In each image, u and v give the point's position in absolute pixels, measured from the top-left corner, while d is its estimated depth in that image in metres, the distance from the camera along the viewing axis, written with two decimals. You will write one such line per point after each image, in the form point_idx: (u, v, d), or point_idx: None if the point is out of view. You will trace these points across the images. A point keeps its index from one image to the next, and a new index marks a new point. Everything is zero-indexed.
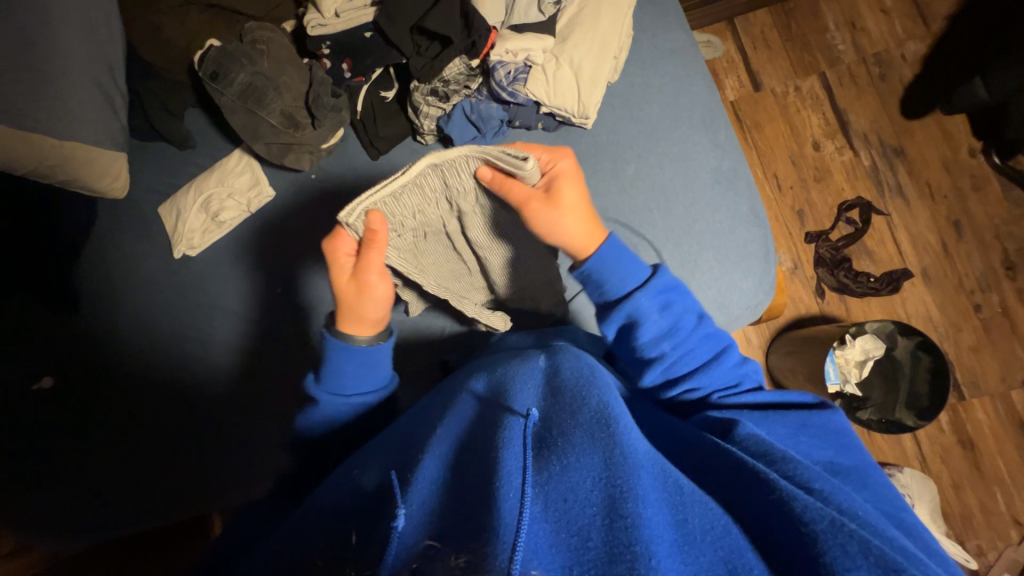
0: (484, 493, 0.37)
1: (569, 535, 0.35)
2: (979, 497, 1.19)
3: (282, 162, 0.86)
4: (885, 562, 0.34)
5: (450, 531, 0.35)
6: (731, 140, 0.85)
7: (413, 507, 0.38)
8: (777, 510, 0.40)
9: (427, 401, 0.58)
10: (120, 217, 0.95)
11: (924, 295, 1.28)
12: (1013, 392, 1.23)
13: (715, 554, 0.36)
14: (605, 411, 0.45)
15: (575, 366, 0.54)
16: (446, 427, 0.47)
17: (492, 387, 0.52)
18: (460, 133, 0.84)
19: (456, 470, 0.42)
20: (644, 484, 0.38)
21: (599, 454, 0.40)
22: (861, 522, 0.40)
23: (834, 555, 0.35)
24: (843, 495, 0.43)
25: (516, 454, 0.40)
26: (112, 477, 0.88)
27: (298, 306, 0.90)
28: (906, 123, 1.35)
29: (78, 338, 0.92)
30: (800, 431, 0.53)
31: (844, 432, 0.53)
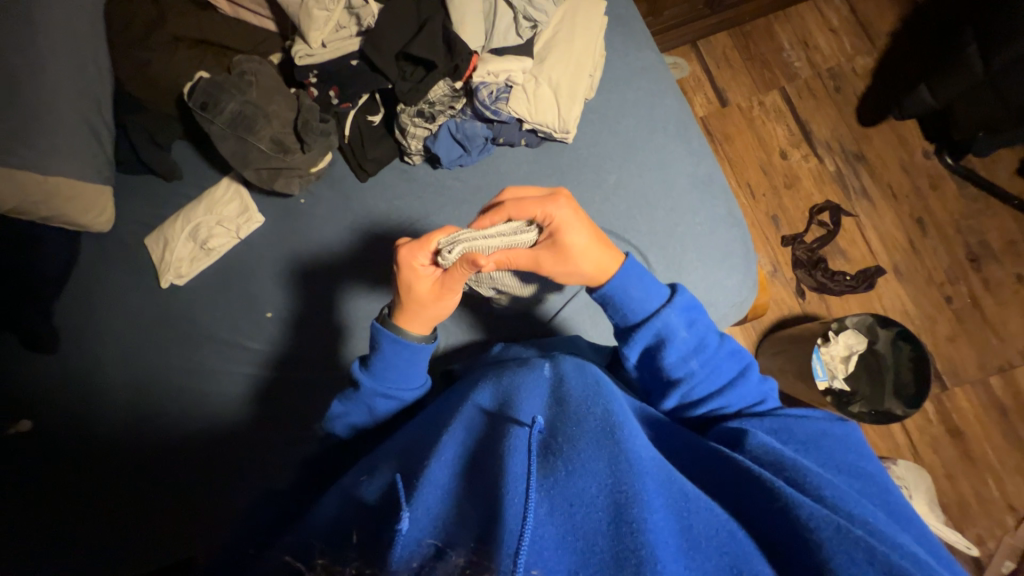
0: (489, 501, 0.37)
1: (574, 540, 0.35)
2: (972, 485, 1.21)
3: (270, 187, 0.87)
4: (889, 567, 0.34)
5: (459, 531, 0.35)
6: (704, 147, 0.89)
7: (418, 512, 0.37)
8: (784, 514, 0.40)
9: (428, 414, 0.57)
10: (106, 250, 0.94)
11: (898, 290, 1.34)
12: (991, 379, 1.27)
13: (721, 559, 0.36)
14: (610, 419, 0.45)
15: (581, 379, 0.54)
16: (452, 435, 0.46)
17: (498, 399, 0.52)
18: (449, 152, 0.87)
19: (462, 475, 0.42)
20: (649, 489, 0.38)
21: (605, 459, 0.40)
22: (871, 530, 0.40)
23: (839, 562, 0.35)
24: (855, 502, 0.43)
25: (522, 460, 0.40)
26: (95, 520, 0.83)
27: (289, 329, 0.89)
28: (864, 130, 1.44)
29: (59, 376, 0.89)
30: (814, 448, 0.52)
31: (852, 444, 0.53)
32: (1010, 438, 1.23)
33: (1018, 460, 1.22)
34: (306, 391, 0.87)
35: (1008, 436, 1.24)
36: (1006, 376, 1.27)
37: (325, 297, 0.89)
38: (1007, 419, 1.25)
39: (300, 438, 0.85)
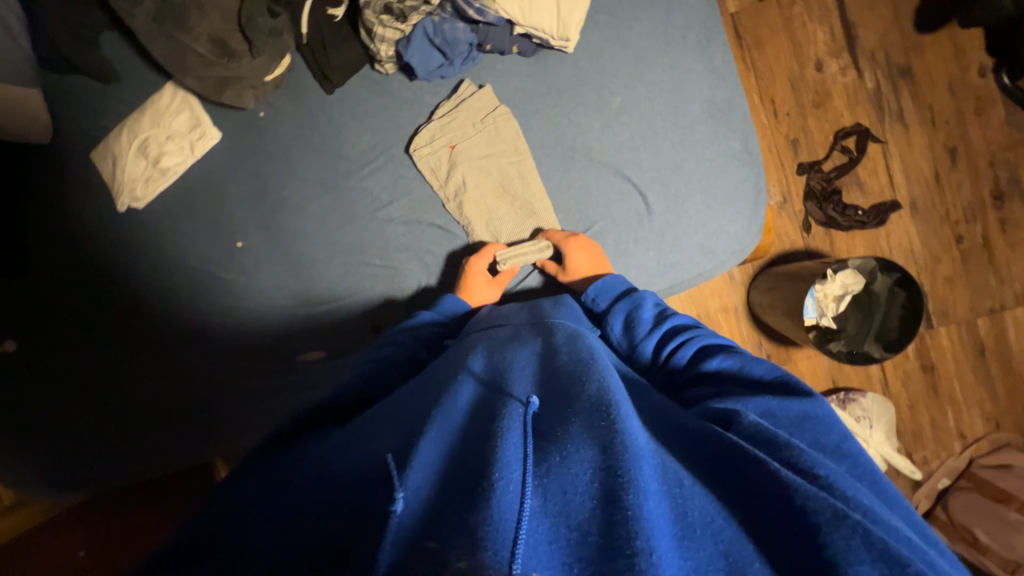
0: (480, 482, 0.36)
1: (569, 531, 0.33)
2: (932, 415, 1.28)
3: (219, 100, 0.75)
4: (890, 557, 0.32)
5: (447, 520, 0.33)
6: (727, 64, 0.77)
7: (410, 492, 0.36)
8: (780, 496, 0.36)
9: (417, 379, 0.57)
10: (46, 165, 0.85)
11: (909, 227, 1.27)
12: (978, 319, 1.28)
13: (715, 548, 0.34)
14: (605, 395, 0.43)
15: (573, 351, 0.53)
16: (443, 412, 0.45)
17: (491, 369, 0.53)
18: (472, 113, 0.77)
19: (453, 452, 0.41)
20: (646, 475, 0.36)
21: (599, 442, 0.38)
22: (864, 512, 0.37)
23: (838, 551, 0.33)
24: (838, 476, 0.40)
25: (517, 443, 0.39)
26: (88, 438, 0.86)
27: (260, 258, 0.84)
28: (916, 38, 1.25)
29: (26, 299, 0.86)
30: (800, 426, 0.47)
31: (839, 425, 0.47)
32: (979, 375, 1.28)
33: (980, 395, 1.28)
34: (283, 323, 0.84)
35: (978, 374, 1.28)
36: (994, 317, 1.27)
37: (295, 226, 0.83)
38: (982, 358, 1.28)
39: (282, 369, 0.84)
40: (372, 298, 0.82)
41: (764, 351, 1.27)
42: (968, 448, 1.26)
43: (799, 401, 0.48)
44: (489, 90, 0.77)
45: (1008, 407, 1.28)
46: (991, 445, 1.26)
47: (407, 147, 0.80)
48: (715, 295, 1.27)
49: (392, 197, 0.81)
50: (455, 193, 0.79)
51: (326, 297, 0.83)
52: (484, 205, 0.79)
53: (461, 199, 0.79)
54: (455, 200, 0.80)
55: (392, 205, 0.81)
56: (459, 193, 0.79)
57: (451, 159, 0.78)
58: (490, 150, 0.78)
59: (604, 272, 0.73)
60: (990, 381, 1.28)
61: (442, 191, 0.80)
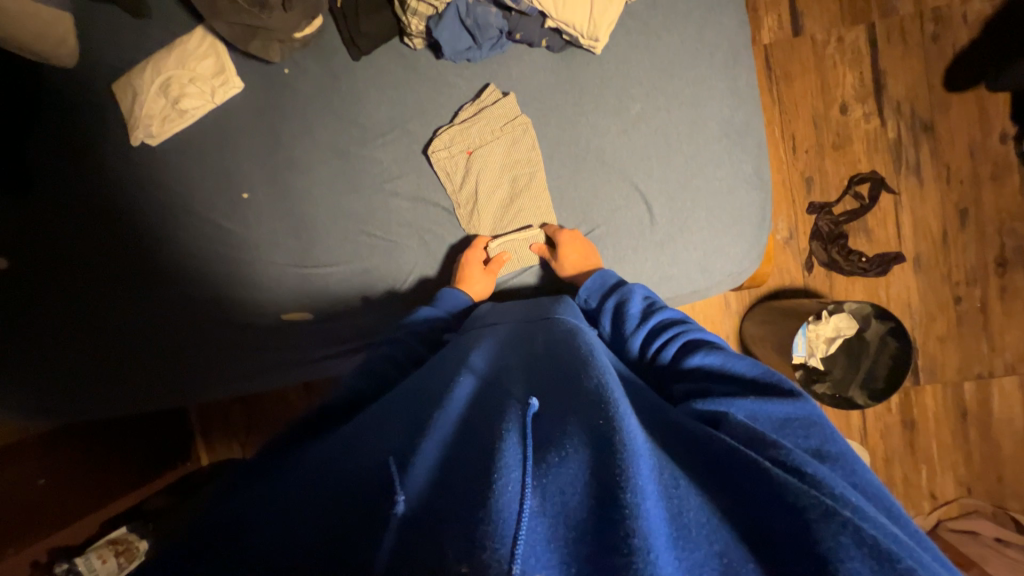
0: (481, 483, 0.36)
1: (567, 531, 0.33)
2: (905, 471, 1.28)
3: (247, 48, 0.76)
4: (881, 554, 0.31)
5: (449, 518, 0.35)
6: (750, 89, 0.77)
7: (410, 491, 0.38)
8: (775, 496, 0.35)
9: (422, 370, 0.58)
10: (68, 90, 0.85)
11: (910, 281, 1.27)
12: (965, 383, 1.28)
13: (710, 549, 0.33)
14: (605, 393, 0.42)
15: (576, 350, 0.52)
16: (444, 409, 0.46)
17: (491, 366, 0.53)
18: (494, 121, 0.78)
19: (455, 451, 0.42)
20: (644, 471, 0.35)
21: (597, 441, 0.38)
22: (854, 509, 0.36)
23: (830, 547, 0.32)
24: (827, 475, 0.38)
25: (517, 442, 0.39)
26: (71, 368, 0.86)
27: (265, 214, 0.84)
28: (944, 96, 1.25)
29: (29, 220, 0.86)
30: (782, 428, 0.46)
31: (826, 425, 0.46)
32: (958, 438, 1.28)
33: (956, 458, 1.28)
34: (278, 281, 0.84)
35: (958, 437, 1.28)
36: (981, 383, 1.27)
37: (303, 186, 0.83)
38: (964, 422, 1.28)
39: (272, 326, 0.85)
40: (367, 269, 0.83)
41: None
42: (937, 509, 1.26)
43: (782, 403, 0.48)
44: (513, 98, 0.77)
45: (982, 475, 1.27)
46: (960, 509, 1.26)
47: (426, 147, 0.80)
48: (709, 320, 1.27)
49: (402, 171, 0.82)
50: (467, 196, 0.80)
51: (322, 261, 0.84)
52: (495, 209, 0.80)
53: (474, 204, 0.80)
54: (466, 202, 0.80)
55: (400, 180, 0.82)
56: (471, 195, 0.80)
57: (468, 165, 0.79)
58: (509, 159, 0.79)
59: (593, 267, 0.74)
60: (968, 446, 1.28)
61: (454, 195, 0.81)
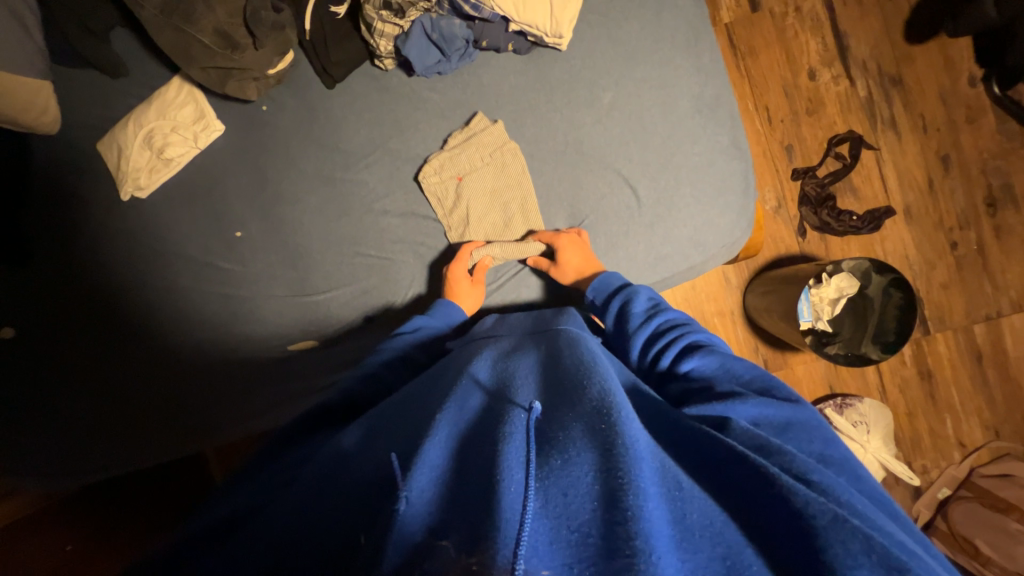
0: (485, 488, 0.36)
1: (569, 532, 0.32)
2: (930, 423, 1.27)
3: (223, 91, 0.78)
4: (888, 560, 0.32)
5: (453, 523, 0.34)
6: (715, 63, 0.79)
7: (413, 495, 0.37)
8: (779, 501, 0.36)
9: (424, 378, 0.58)
10: (55, 155, 0.87)
11: (904, 233, 1.28)
12: (975, 326, 1.27)
13: (713, 552, 0.33)
14: (606, 399, 0.43)
15: (576, 356, 0.53)
16: (450, 412, 0.46)
17: (495, 377, 0.53)
18: (483, 148, 0.79)
19: (455, 461, 0.41)
20: (645, 475, 0.35)
21: (598, 445, 0.37)
22: (859, 516, 0.37)
23: (837, 554, 0.33)
24: (832, 482, 0.40)
25: (519, 448, 0.39)
26: (83, 427, 0.86)
27: (259, 250, 0.85)
28: (907, 48, 1.28)
29: (31, 285, 0.87)
30: (784, 431, 0.48)
31: (823, 430, 0.49)
32: (977, 382, 1.27)
33: (979, 402, 1.27)
34: (280, 312, 0.85)
35: (976, 381, 1.27)
36: (991, 324, 1.27)
37: (293, 218, 0.84)
38: (980, 365, 1.27)
39: (279, 358, 0.85)
40: (366, 289, 0.84)
41: (760, 354, 1.27)
42: (968, 457, 1.25)
43: (786, 408, 0.49)
44: (502, 126, 0.79)
45: (1007, 416, 1.26)
46: (991, 454, 1.24)
47: (417, 175, 0.82)
48: (712, 298, 1.27)
49: (388, 190, 0.83)
50: (460, 219, 0.81)
51: (322, 287, 0.84)
52: (489, 224, 0.82)
53: (467, 224, 0.81)
54: (459, 224, 0.81)
55: (388, 198, 0.83)
56: (463, 215, 0.81)
57: (459, 191, 0.80)
58: (498, 183, 0.81)
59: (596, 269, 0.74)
60: (988, 389, 1.27)
61: (447, 218, 0.82)
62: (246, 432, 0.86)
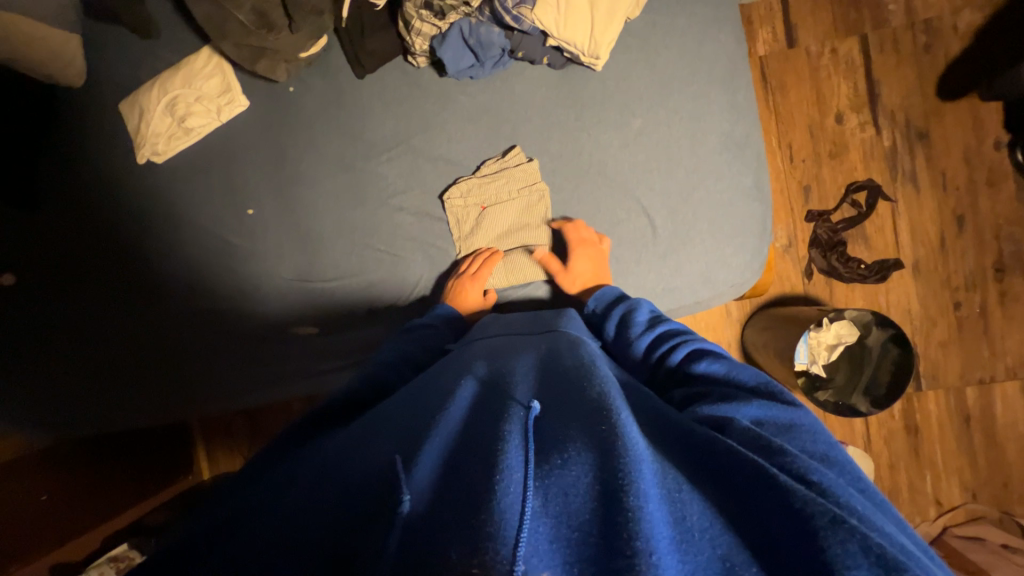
0: (483, 482, 0.36)
1: (569, 531, 0.32)
2: (910, 477, 1.27)
3: (253, 69, 0.78)
4: (889, 564, 0.30)
5: (449, 516, 0.34)
6: (747, 102, 0.78)
7: (417, 489, 0.37)
8: (777, 500, 0.35)
9: (423, 377, 0.57)
10: (76, 109, 0.86)
11: (910, 287, 1.28)
12: (967, 388, 1.28)
13: (711, 552, 0.32)
14: (607, 401, 0.42)
15: (577, 359, 0.53)
16: (446, 410, 0.46)
17: (494, 373, 0.53)
18: (513, 184, 0.79)
19: (454, 454, 0.40)
20: (646, 476, 0.35)
21: (598, 447, 0.37)
22: (859, 517, 0.35)
23: (836, 554, 0.31)
24: (831, 481, 0.38)
25: (519, 446, 0.38)
26: (75, 382, 0.86)
27: (270, 229, 0.85)
28: (937, 104, 1.27)
29: (37, 235, 0.87)
30: (788, 432, 0.46)
31: (825, 434, 0.46)
32: (962, 443, 1.28)
33: (961, 463, 1.27)
34: (283, 294, 0.85)
35: (962, 441, 1.28)
36: (983, 388, 1.28)
37: (308, 201, 0.84)
38: (967, 427, 1.28)
39: (275, 341, 0.85)
40: (372, 281, 0.83)
41: None
42: (943, 516, 1.26)
43: (791, 411, 0.48)
44: (536, 165, 0.78)
45: (988, 480, 1.27)
46: (966, 516, 1.25)
47: (442, 195, 0.82)
48: (711, 328, 1.28)
49: (406, 186, 0.83)
50: (474, 229, 0.81)
51: (329, 274, 0.84)
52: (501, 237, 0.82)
53: (480, 234, 0.81)
54: (472, 234, 0.81)
55: (405, 194, 0.83)
56: (478, 225, 0.81)
57: (479, 219, 0.81)
58: (520, 217, 0.81)
59: (603, 280, 0.75)
60: (973, 451, 1.28)
61: (462, 228, 0.81)
62: (235, 407, 0.86)
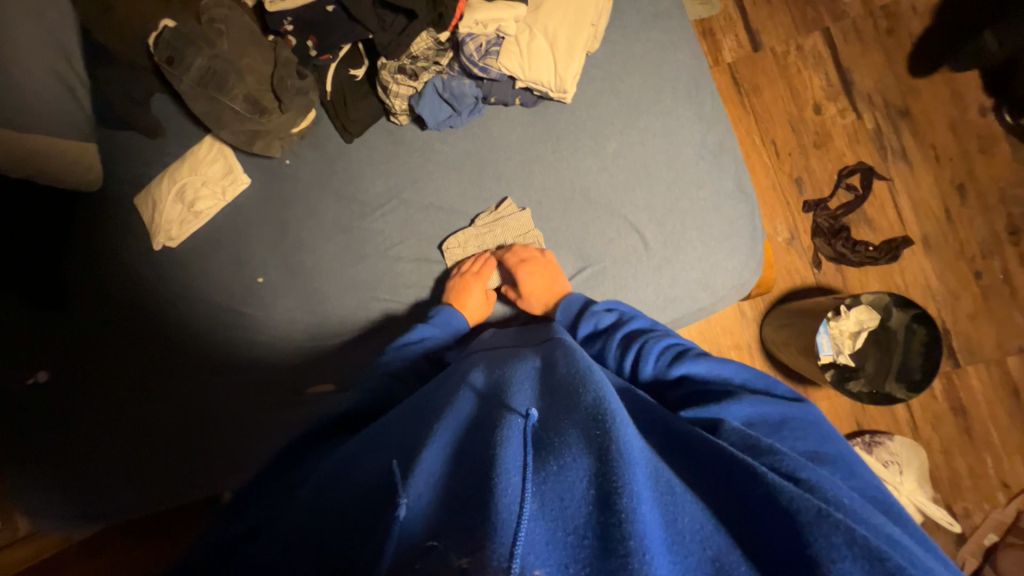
0: (482, 490, 0.36)
1: (566, 534, 0.33)
2: (969, 462, 1.20)
3: (251, 149, 0.84)
4: (871, 553, 0.32)
5: (449, 527, 0.34)
6: (717, 110, 0.81)
7: (413, 500, 0.37)
8: (767, 499, 0.36)
9: (424, 391, 0.57)
10: (97, 208, 0.93)
11: (924, 263, 1.25)
12: (1009, 358, 1.22)
13: (702, 553, 0.34)
14: (602, 405, 0.43)
15: (571, 364, 0.53)
16: (445, 421, 0.46)
17: (492, 384, 0.53)
18: (508, 234, 0.81)
19: (453, 466, 0.40)
20: (639, 479, 0.36)
21: (593, 451, 0.38)
22: (846, 511, 0.38)
23: (821, 548, 0.33)
24: (823, 481, 0.40)
25: (516, 451, 0.39)
26: (107, 465, 0.89)
27: (281, 293, 0.88)
28: (912, 81, 1.29)
29: (67, 330, 0.92)
30: (781, 430, 0.50)
31: (818, 426, 0.50)
32: (1016, 418, 1.20)
33: (1021, 440, 1.20)
34: (299, 356, 0.88)
35: (1015, 416, 1.21)
36: None
37: (313, 263, 0.88)
38: (1017, 400, 1.21)
39: (296, 403, 0.87)
40: (381, 331, 0.86)
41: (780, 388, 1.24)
42: (1015, 500, 1.17)
43: (784, 408, 0.52)
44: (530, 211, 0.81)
45: None
46: None
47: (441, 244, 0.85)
48: (727, 332, 1.26)
49: (403, 236, 0.86)
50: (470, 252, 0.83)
51: (339, 329, 0.87)
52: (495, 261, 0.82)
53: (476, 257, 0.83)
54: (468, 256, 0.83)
55: (402, 244, 0.86)
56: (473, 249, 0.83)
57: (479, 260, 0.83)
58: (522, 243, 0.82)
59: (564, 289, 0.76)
60: None
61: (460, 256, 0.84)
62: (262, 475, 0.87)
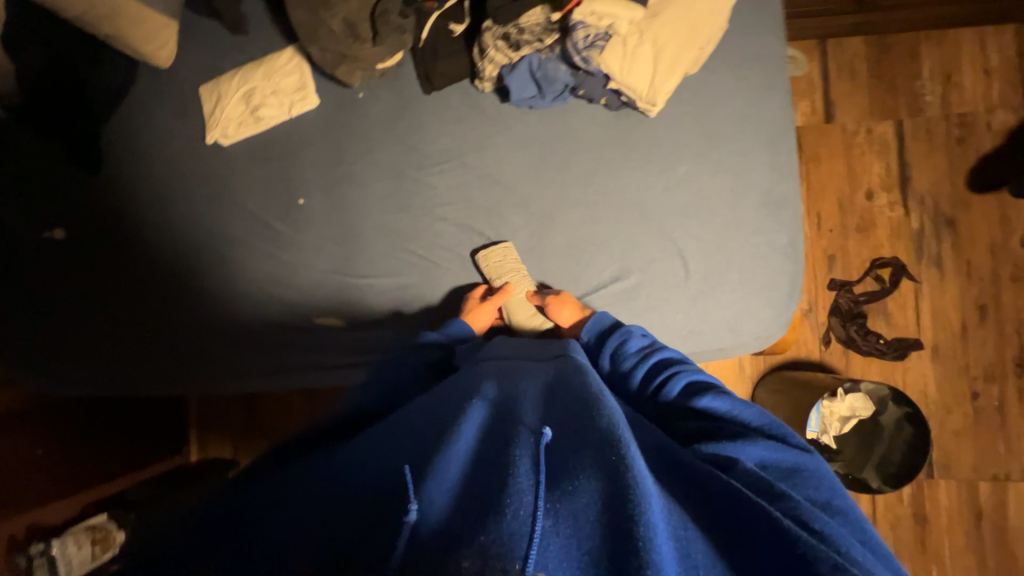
0: (495, 506, 0.37)
1: (581, 554, 0.35)
2: (915, 569, 1.22)
3: (333, 73, 0.83)
4: None
5: (463, 535, 0.36)
6: (789, 164, 0.82)
7: (426, 504, 0.39)
8: (784, 547, 0.37)
9: (441, 387, 0.57)
10: (159, 86, 0.93)
11: (927, 370, 1.27)
12: (981, 483, 1.24)
13: None
14: (615, 432, 0.43)
15: (585, 384, 0.53)
16: (456, 423, 0.47)
17: (503, 395, 0.52)
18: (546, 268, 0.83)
19: (468, 475, 0.42)
20: (656, 509, 0.36)
21: (608, 476, 0.38)
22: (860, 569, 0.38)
23: None
24: (832, 531, 0.41)
25: (528, 471, 0.40)
26: (100, 345, 0.89)
27: (316, 220, 0.88)
28: (966, 194, 1.31)
29: (96, 198, 0.91)
30: (791, 476, 0.49)
31: (829, 479, 0.50)
32: (971, 540, 1.23)
33: (969, 562, 1.22)
34: (315, 286, 0.87)
35: (971, 539, 1.23)
36: (997, 485, 1.24)
37: (356, 200, 0.88)
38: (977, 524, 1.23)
39: (301, 330, 0.87)
40: (404, 284, 0.86)
41: None
42: None
43: (796, 455, 0.51)
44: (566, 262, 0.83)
45: None
46: None
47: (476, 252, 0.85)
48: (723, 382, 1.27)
49: (451, 199, 0.86)
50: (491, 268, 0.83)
51: (363, 272, 0.87)
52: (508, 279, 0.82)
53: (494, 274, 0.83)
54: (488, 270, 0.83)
55: (448, 207, 0.86)
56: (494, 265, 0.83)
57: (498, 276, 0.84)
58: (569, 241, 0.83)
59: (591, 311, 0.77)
60: (982, 552, 1.22)
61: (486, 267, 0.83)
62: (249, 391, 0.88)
